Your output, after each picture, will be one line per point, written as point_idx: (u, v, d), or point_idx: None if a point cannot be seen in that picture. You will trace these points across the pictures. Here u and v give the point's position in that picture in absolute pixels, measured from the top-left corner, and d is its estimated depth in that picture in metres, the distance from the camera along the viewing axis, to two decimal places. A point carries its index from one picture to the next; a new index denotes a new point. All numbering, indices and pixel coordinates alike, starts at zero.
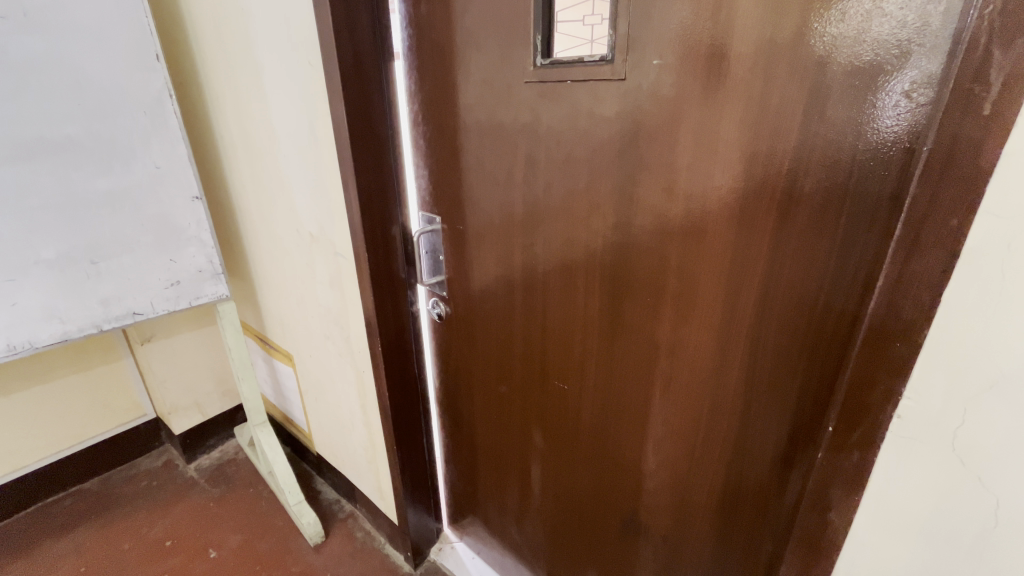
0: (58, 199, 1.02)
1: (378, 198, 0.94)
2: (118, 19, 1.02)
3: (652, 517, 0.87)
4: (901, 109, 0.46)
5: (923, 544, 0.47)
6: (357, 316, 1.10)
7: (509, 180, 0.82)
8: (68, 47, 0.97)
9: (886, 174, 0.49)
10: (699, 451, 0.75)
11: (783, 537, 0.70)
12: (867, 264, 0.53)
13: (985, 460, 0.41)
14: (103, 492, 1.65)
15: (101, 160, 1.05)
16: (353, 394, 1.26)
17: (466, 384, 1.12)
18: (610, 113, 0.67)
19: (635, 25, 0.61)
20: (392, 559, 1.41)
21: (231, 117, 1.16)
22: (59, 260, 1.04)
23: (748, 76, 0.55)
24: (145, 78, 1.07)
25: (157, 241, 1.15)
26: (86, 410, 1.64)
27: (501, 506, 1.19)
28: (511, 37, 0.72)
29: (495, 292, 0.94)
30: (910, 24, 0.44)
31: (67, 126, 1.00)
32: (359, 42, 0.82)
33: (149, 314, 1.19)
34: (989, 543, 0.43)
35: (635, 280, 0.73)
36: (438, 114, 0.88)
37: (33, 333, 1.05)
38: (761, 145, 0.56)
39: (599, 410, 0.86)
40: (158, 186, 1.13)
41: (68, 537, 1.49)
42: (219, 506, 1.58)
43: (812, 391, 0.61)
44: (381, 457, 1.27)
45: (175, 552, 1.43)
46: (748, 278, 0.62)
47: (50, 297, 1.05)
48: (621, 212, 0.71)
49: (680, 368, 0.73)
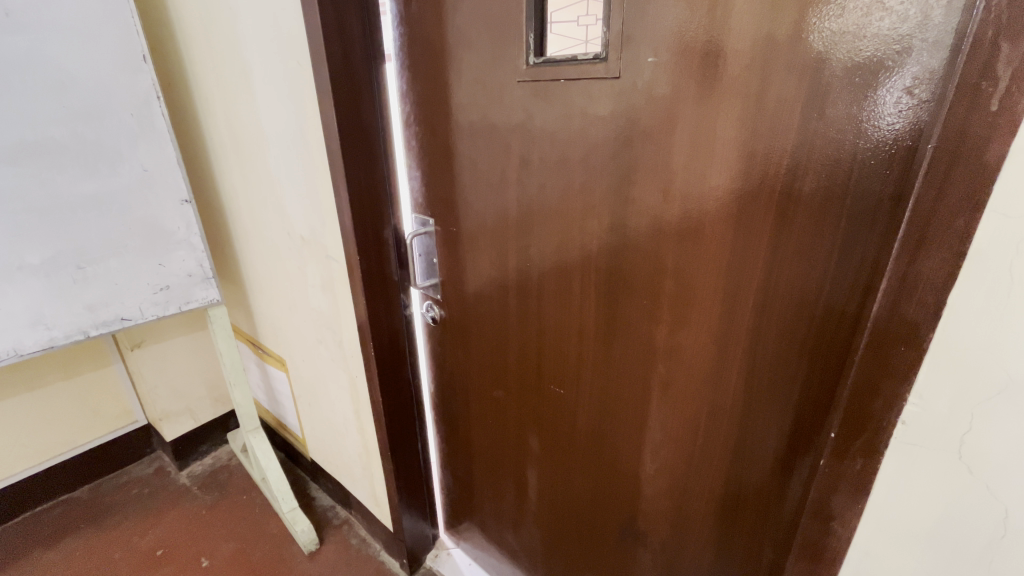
0: (43, 203, 1.00)
1: (370, 200, 0.92)
2: (104, 19, 1.00)
3: (651, 524, 0.85)
4: (902, 105, 0.45)
5: (928, 553, 0.46)
6: (349, 320, 1.08)
7: (502, 181, 0.81)
8: (51, 47, 0.95)
9: (887, 172, 0.48)
10: (699, 456, 0.74)
11: (785, 543, 0.69)
12: (869, 265, 0.51)
13: (993, 468, 0.40)
14: (93, 501, 1.62)
15: (86, 162, 1.03)
16: (346, 398, 1.24)
17: (461, 388, 1.10)
18: (604, 112, 0.66)
19: (630, 22, 0.60)
20: (389, 565, 1.40)
21: (220, 117, 1.14)
22: (44, 265, 1.02)
23: (745, 74, 0.53)
24: (133, 78, 1.05)
25: (145, 245, 1.13)
26: (76, 416, 1.61)
27: (498, 512, 1.18)
28: (503, 35, 0.71)
29: (489, 295, 0.93)
30: (911, 19, 0.43)
31: (51, 128, 0.98)
32: (348, 40, 0.81)
33: (138, 320, 1.16)
34: (998, 551, 0.42)
35: (632, 281, 0.71)
36: (430, 115, 0.87)
37: (18, 340, 1.03)
38: (759, 143, 0.55)
39: (596, 413, 0.85)
40: (146, 189, 1.11)
41: (57, 547, 1.46)
42: (211, 513, 1.56)
43: (814, 394, 0.60)
44: (376, 463, 1.25)
45: (166, 561, 1.40)
46: (746, 279, 0.61)
47: (35, 303, 1.03)
48: (617, 213, 0.69)
49: (679, 371, 0.71)
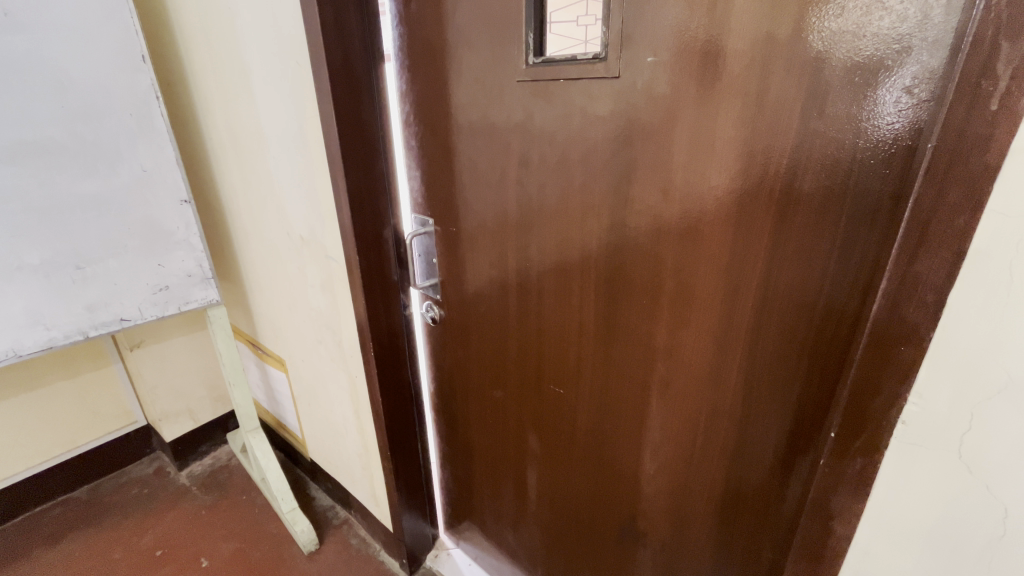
0: (42, 203, 0.99)
1: (369, 200, 0.92)
2: (103, 19, 0.99)
3: (650, 524, 0.85)
4: (902, 104, 0.45)
5: (927, 553, 0.46)
6: (349, 320, 1.08)
7: (502, 181, 0.81)
8: (50, 47, 0.95)
9: (887, 172, 0.48)
10: (698, 456, 0.74)
11: (786, 542, 0.69)
12: (868, 264, 0.51)
13: (993, 468, 0.40)
14: (93, 501, 1.62)
15: (85, 162, 1.03)
16: (345, 398, 1.24)
17: (461, 388, 1.10)
18: (604, 112, 0.66)
19: (630, 22, 0.60)
20: (389, 565, 1.40)
21: (219, 117, 1.13)
22: (43, 266, 1.02)
23: (745, 73, 0.53)
24: (132, 78, 1.05)
25: (145, 245, 1.13)
26: (75, 417, 1.61)
27: (498, 512, 1.17)
28: (502, 35, 0.71)
29: (489, 294, 0.93)
30: (911, 18, 0.43)
31: (50, 129, 0.98)
32: (348, 40, 0.81)
33: (138, 320, 1.16)
34: (998, 551, 0.42)
35: (632, 281, 0.71)
36: (430, 115, 0.87)
37: (17, 340, 1.02)
38: (758, 143, 0.55)
39: (596, 413, 0.85)
40: (146, 189, 1.11)
41: (56, 547, 1.46)
42: (211, 514, 1.56)
43: (814, 394, 0.60)
44: (375, 463, 1.25)
45: (166, 562, 1.40)
46: (746, 279, 0.61)
47: (34, 303, 1.03)
48: (617, 213, 0.69)
49: (679, 371, 0.71)
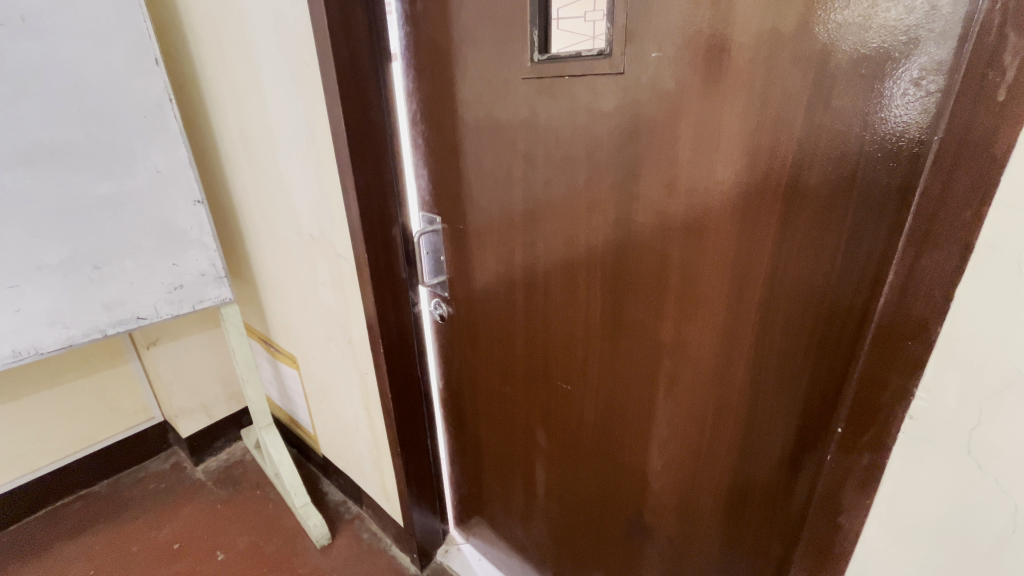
0: (60, 204, 1.02)
1: (377, 198, 0.93)
2: (117, 23, 1.01)
3: (658, 520, 0.86)
4: (910, 97, 0.45)
5: (937, 548, 0.45)
6: (358, 317, 1.09)
7: (508, 177, 0.81)
8: (64, 51, 0.97)
9: (895, 165, 0.47)
10: (705, 452, 0.74)
11: (795, 537, 0.69)
12: (876, 258, 0.51)
13: (1003, 463, 0.39)
14: (112, 496, 1.66)
15: (101, 164, 1.05)
16: (355, 394, 1.25)
17: (469, 383, 1.11)
18: (609, 108, 0.66)
19: (634, 16, 0.59)
20: (399, 560, 1.41)
21: (230, 116, 1.15)
22: (61, 265, 1.05)
23: (748, 67, 0.53)
24: (144, 81, 1.07)
25: (159, 245, 1.15)
26: (94, 413, 1.65)
27: (506, 507, 1.18)
28: (507, 31, 0.71)
29: (496, 291, 0.93)
30: (919, 10, 0.42)
31: (67, 131, 1.00)
32: (356, 40, 0.81)
33: (153, 318, 1.18)
34: (1008, 549, 0.41)
35: (637, 277, 0.72)
36: (436, 113, 0.87)
37: (38, 338, 1.05)
38: (765, 138, 0.54)
39: (603, 409, 0.85)
40: (159, 190, 1.13)
41: (76, 541, 1.50)
42: (226, 508, 1.59)
43: (821, 390, 0.60)
44: (387, 460, 1.27)
45: (182, 555, 1.43)
46: (753, 274, 0.60)
47: (53, 302, 1.05)
48: (622, 208, 0.69)
49: (685, 366, 0.71)
